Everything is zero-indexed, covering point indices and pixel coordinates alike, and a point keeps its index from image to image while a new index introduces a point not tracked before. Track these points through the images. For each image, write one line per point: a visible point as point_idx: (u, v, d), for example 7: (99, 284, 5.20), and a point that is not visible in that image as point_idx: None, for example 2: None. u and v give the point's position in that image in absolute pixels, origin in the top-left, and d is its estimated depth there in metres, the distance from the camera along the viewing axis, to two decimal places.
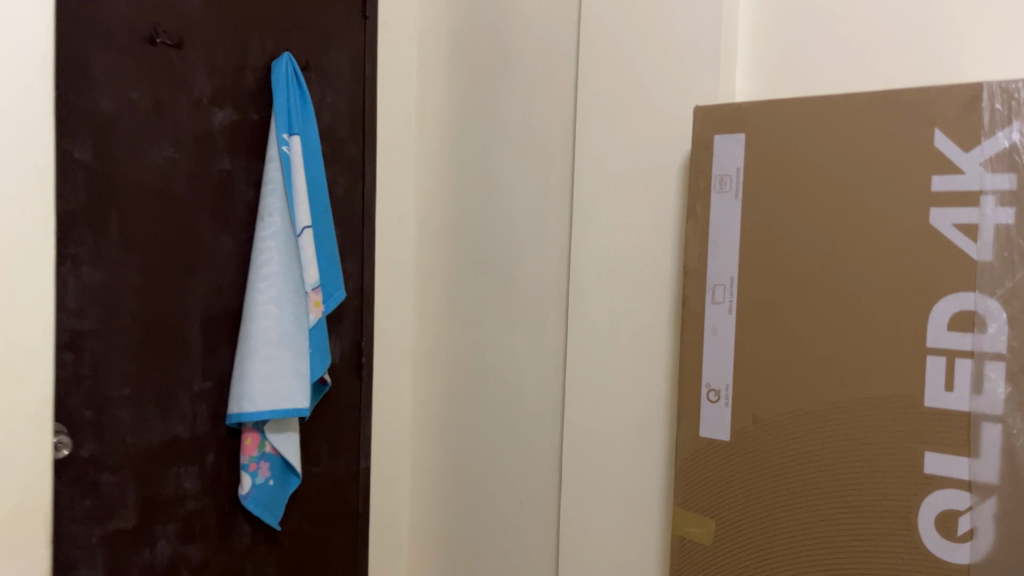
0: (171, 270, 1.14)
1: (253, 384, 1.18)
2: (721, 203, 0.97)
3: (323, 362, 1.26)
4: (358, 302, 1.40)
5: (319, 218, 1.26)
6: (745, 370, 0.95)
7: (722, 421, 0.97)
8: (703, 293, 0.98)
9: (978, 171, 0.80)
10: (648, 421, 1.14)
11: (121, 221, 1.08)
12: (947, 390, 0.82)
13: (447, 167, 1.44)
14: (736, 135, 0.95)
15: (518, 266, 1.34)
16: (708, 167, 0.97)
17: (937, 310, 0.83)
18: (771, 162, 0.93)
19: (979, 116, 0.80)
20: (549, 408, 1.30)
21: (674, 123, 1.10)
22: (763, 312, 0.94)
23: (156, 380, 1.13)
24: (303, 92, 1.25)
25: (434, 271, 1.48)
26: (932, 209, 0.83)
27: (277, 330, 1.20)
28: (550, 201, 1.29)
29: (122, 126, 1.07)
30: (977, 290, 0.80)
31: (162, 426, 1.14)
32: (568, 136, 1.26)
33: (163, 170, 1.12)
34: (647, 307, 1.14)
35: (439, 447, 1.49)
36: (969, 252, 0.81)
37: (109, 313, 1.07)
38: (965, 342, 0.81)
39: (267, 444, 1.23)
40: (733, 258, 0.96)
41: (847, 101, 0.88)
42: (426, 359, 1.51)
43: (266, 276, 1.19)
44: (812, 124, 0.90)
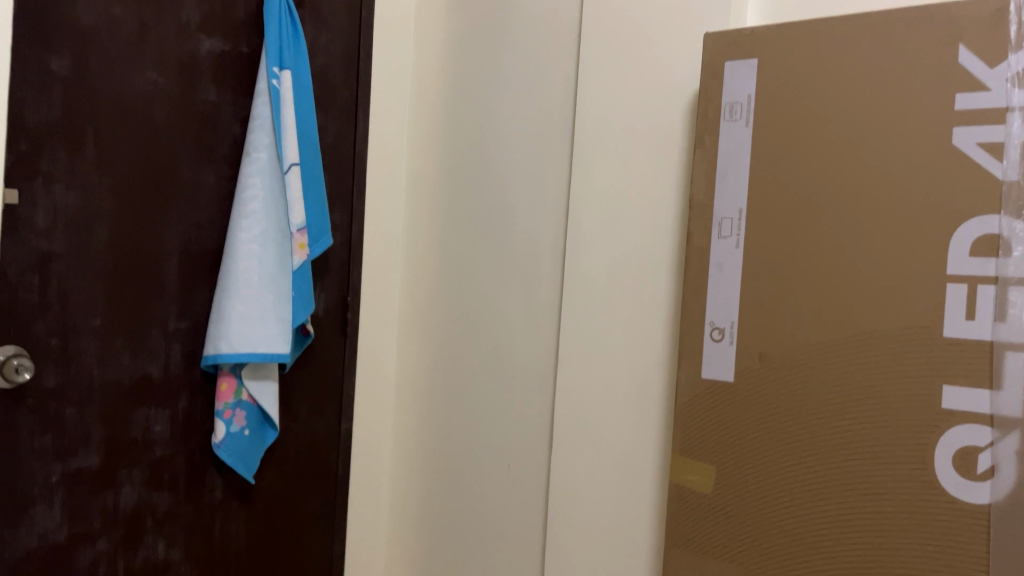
0: (148, 200, 1.10)
1: (230, 324, 1.12)
2: (730, 132, 0.92)
3: (306, 307, 1.20)
4: (345, 255, 1.34)
5: (308, 159, 1.21)
6: (751, 307, 0.90)
7: (725, 361, 0.92)
8: (709, 227, 0.94)
9: (1005, 87, 0.76)
10: (646, 373, 1.08)
11: (97, 142, 1.03)
12: (968, 318, 0.77)
13: (442, 119, 1.39)
14: (748, 61, 0.91)
15: (513, 219, 1.29)
16: (717, 95, 0.93)
17: (958, 235, 0.78)
18: (784, 87, 0.89)
19: (1007, 28, 0.76)
20: (541, 366, 1.24)
21: (681, 61, 1.06)
22: (772, 244, 0.89)
23: (128, 313, 1.08)
24: (295, 27, 1.21)
25: (424, 228, 1.43)
26: (955, 128, 0.79)
27: (258, 270, 1.15)
28: (548, 150, 1.25)
29: (103, 43, 1.02)
30: (1002, 212, 0.76)
31: (132, 363, 1.09)
32: (569, 82, 1.22)
33: (145, 94, 1.08)
34: (648, 254, 1.09)
35: (423, 413, 1.42)
36: (994, 171, 0.76)
37: (81, 238, 1.02)
38: (988, 268, 0.77)
39: (244, 391, 1.16)
40: (744, 187, 0.91)
41: (867, 19, 0.84)
42: (413, 320, 1.45)
43: (250, 214, 1.14)
44: (829, 45, 0.86)
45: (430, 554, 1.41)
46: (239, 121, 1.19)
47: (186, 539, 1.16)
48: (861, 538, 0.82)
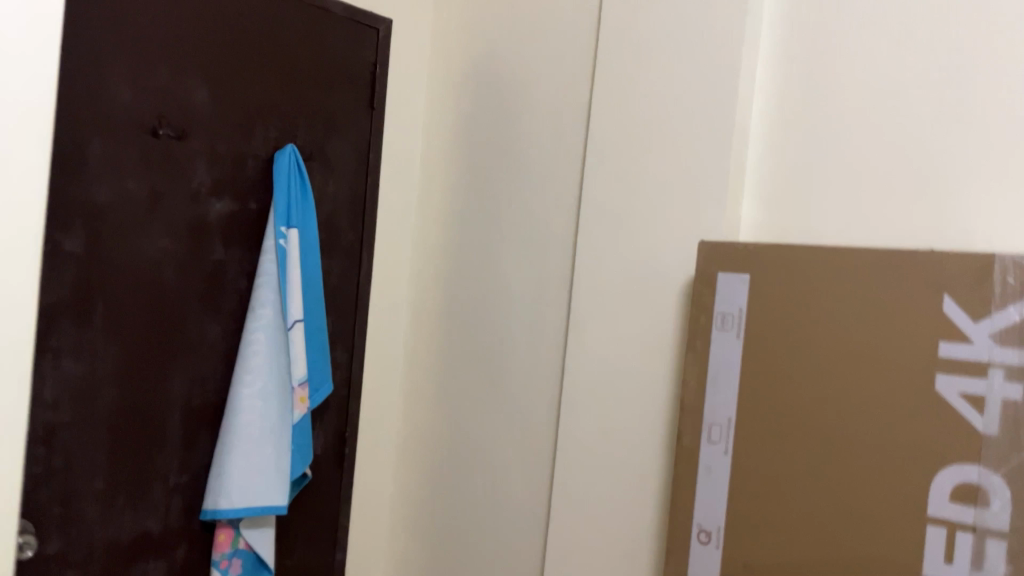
0: (154, 360, 1.11)
1: (230, 481, 1.14)
2: (721, 341, 0.95)
3: (304, 458, 1.22)
4: (345, 393, 1.36)
5: (311, 311, 1.23)
6: (738, 516, 0.93)
7: (710, 565, 0.95)
8: (699, 430, 0.96)
9: (986, 343, 0.79)
10: (634, 548, 1.10)
11: (107, 311, 1.05)
12: (946, 562, 0.80)
13: (445, 258, 1.42)
14: (739, 275, 0.94)
15: (509, 366, 1.32)
16: (710, 303, 0.96)
17: (938, 480, 0.81)
18: (775, 305, 0.92)
19: (990, 287, 0.79)
20: (533, 517, 1.26)
21: (678, 246, 1.09)
22: (760, 457, 0.91)
23: (129, 472, 1.10)
24: (304, 181, 1.23)
25: (424, 361, 1.45)
26: (938, 374, 0.81)
27: (259, 427, 1.16)
28: (546, 305, 1.27)
29: (116, 217, 1.05)
30: (981, 464, 0.79)
31: (132, 519, 1.11)
32: (569, 243, 1.25)
33: (154, 261, 1.10)
34: (640, 429, 1.11)
35: (415, 544, 1.44)
36: (974, 423, 0.79)
37: (87, 405, 1.04)
38: (966, 515, 0.79)
39: (240, 540, 1.19)
40: (731, 400, 0.94)
41: (855, 254, 0.87)
42: (408, 451, 1.46)
43: (252, 370, 1.16)
44: (820, 273, 0.89)
45: None
46: (246, 275, 1.21)
47: None
48: None
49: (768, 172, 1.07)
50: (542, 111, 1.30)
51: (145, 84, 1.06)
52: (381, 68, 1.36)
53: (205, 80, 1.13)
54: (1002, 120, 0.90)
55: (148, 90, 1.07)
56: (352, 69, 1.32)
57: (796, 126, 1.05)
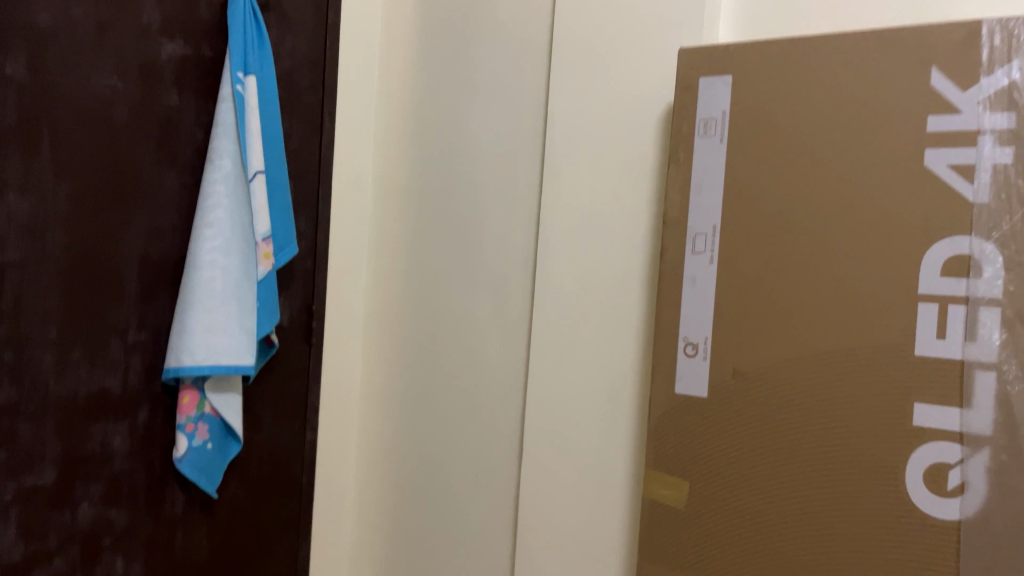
0: (109, 207, 1.04)
1: (192, 335, 1.08)
2: (704, 147, 0.92)
3: (271, 319, 1.17)
4: (310, 263, 1.31)
5: (273, 166, 1.18)
6: (725, 324, 0.90)
7: (698, 376, 0.92)
8: (683, 242, 0.93)
9: (976, 110, 0.77)
10: (617, 383, 1.09)
11: (54, 145, 0.98)
12: (939, 337, 0.78)
13: (411, 125, 1.37)
14: (721, 78, 0.91)
15: (480, 226, 1.28)
16: (693, 110, 0.93)
17: (930, 255, 0.79)
18: (759, 102, 0.89)
19: (977, 53, 0.77)
20: (510, 376, 1.23)
21: (653, 74, 1.06)
22: (749, 258, 0.89)
23: (85, 325, 1.03)
24: (259, 29, 1.17)
25: (391, 235, 1.40)
26: (927, 150, 0.80)
27: (221, 280, 1.11)
28: (517, 161, 1.23)
29: (61, 43, 0.98)
30: (973, 233, 0.77)
31: (88, 376, 1.03)
32: (541, 92, 1.21)
33: (104, 96, 1.03)
34: (621, 264, 1.09)
35: (387, 427, 1.40)
36: (964, 193, 0.78)
37: (35, 248, 0.97)
38: (958, 288, 0.78)
39: (207, 403, 1.13)
40: (718, 203, 0.91)
41: (840, 40, 0.84)
42: (378, 331, 1.42)
43: (212, 222, 1.11)
44: (806, 63, 0.86)
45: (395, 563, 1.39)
46: (202, 127, 1.15)
47: (144, 555, 1.12)
48: (830, 539, 0.83)
49: None
50: None
51: None
52: None
53: None
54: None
55: None
56: None
57: None
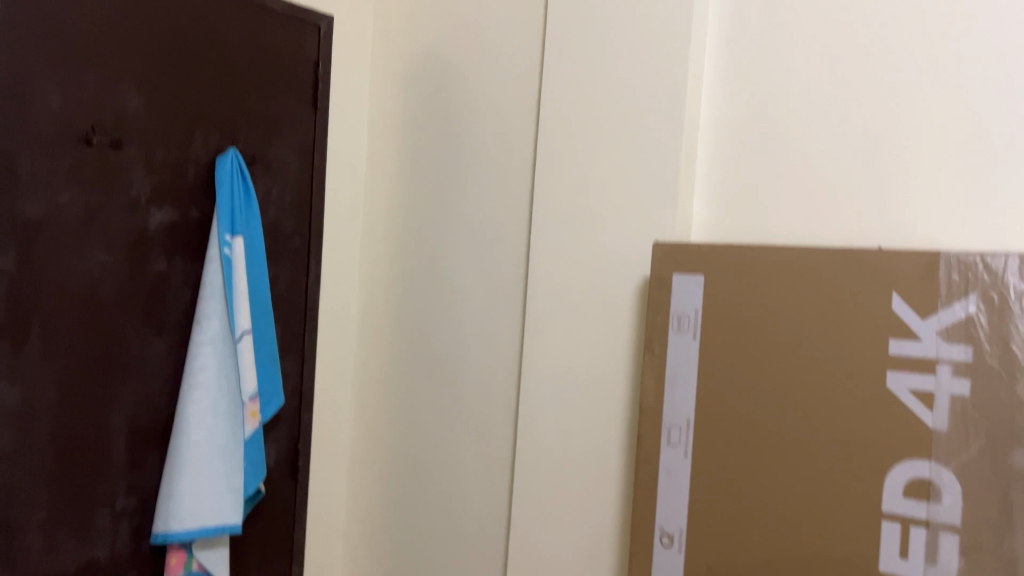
0: (97, 382, 1.07)
1: (181, 500, 1.11)
2: (677, 342, 0.95)
3: (257, 474, 1.19)
4: (296, 403, 1.33)
5: (260, 321, 1.20)
6: (699, 519, 0.93)
7: (673, 567, 0.94)
8: (659, 433, 0.96)
9: (934, 340, 0.81)
10: (596, 547, 1.11)
11: (44, 331, 1.01)
12: (902, 556, 0.81)
13: (395, 261, 1.40)
14: (693, 276, 0.95)
15: (464, 369, 1.30)
16: (666, 304, 0.96)
17: (892, 475, 0.82)
18: (729, 305, 0.92)
19: (936, 285, 0.81)
20: (493, 523, 1.25)
21: (630, 249, 1.08)
22: (721, 457, 0.92)
23: (73, 500, 1.04)
24: (247, 187, 1.20)
25: (376, 367, 1.42)
26: (888, 372, 0.83)
27: (208, 442, 1.13)
28: (500, 310, 1.26)
29: (51, 230, 1.01)
30: (931, 458, 0.80)
31: (76, 549, 1.05)
32: (522, 246, 1.24)
33: (93, 276, 1.05)
34: (599, 429, 1.11)
35: (372, 558, 1.41)
36: (924, 418, 0.81)
37: (25, 433, 0.99)
38: (919, 511, 0.81)
39: (194, 562, 1.14)
40: (691, 400, 0.94)
41: (806, 255, 0.88)
42: (363, 461, 1.44)
43: (200, 385, 1.13)
44: (775, 273, 0.90)
45: None
46: (190, 287, 1.17)
47: None
48: None
49: (716, 176, 1.06)
50: (489, 112, 1.28)
51: (75, 91, 1.02)
52: (322, 69, 1.33)
53: (138, 84, 1.09)
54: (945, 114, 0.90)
55: (77, 97, 1.02)
56: (293, 70, 1.29)
57: (745, 123, 1.04)
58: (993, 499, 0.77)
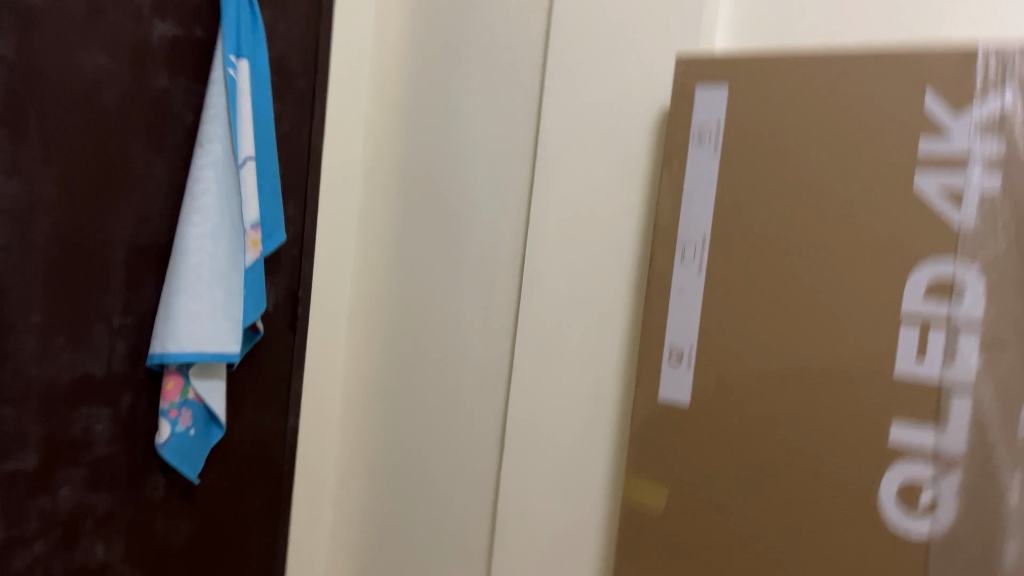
0: (96, 193, 1.04)
1: (179, 322, 1.08)
2: (699, 156, 0.93)
3: (257, 307, 1.17)
4: (298, 249, 1.31)
5: (262, 153, 1.17)
6: (710, 334, 0.91)
7: (681, 384, 0.93)
8: (673, 251, 0.94)
9: (967, 136, 0.78)
10: (599, 385, 1.10)
11: (42, 129, 0.98)
12: (919, 359, 0.80)
13: (403, 112, 1.36)
14: (719, 87, 0.91)
15: (469, 220, 1.28)
16: (688, 118, 0.94)
17: (915, 277, 0.80)
18: (754, 116, 0.89)
19: (972, 79, 0.78)
20: (494, 371, 1.23)
21: (648, 78, 1.05)
22: (736, 271, 0.90)
23: (69, 310, 1.03)
24: (254, 12, 1.16)
25: (379, 223, 1.40)
26: (916, 172, 0.80)
27: (208, 267, 1.10)
28: (508, 155, 1.23)
29: (51, 24, 0.97)
30: (957, 258, 0.78)
31: (72, 360, 1.04)
32: (535, 87, 1.20)
33: (94, 79, 1.02)
34: (607, 266, 1.10)
35: (370, 416, 1.41)
36: (951, 218, 0.78)
37: (22, 229, 0.97)
38: (939, 311, 0.79)
39: (190, 390, 1.13)
40: (708, 214, 0.92)
41: (838, 58, 0.84)
42: (363, 320, 1.42)
43: (201, 208, 1.10)
44: (802, 78, 0.86)
45: (371, 550, 1.40)
46: (193, 110, 1.14)
47: (124, 539, 1.13)
48: (801, 552, 0.85)
49: None
50: None
51: None
52: None
53: None
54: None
55: None
56: None
57: None
58: (1013, 292, 0.77)
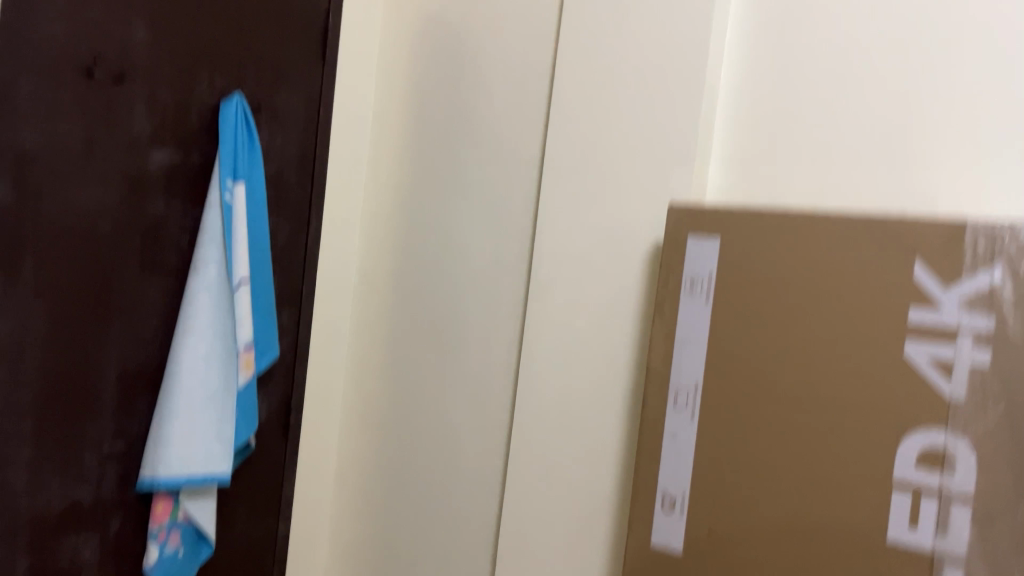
0: (89, 321, 1.04)
1: (170, 448, 1.07)
2: (689, 306, 0.94)
3: (248, 425, 1.16)
4: (291, 357, 1.31)
5: (257, 270, 1.17)
6: (703, 482, 0.92)
7: (674, 531, 0.93)
8: (666, 396, 0.95)
9: (956, 309, 0.79)
10: (592, 514, 1.09)
11: (36, 265, 0.98)
12: (911, 527, 0.80)
13: (399, 219, 1.37)
14: (709, 238, 0.93)
15: (463, 332, 1.28)
16: (679, 266, 0.95)
17: (906, 445, 0.80)
18: (746, 269, 0.90)
19: (961, 254, 0.79)
20: (486, 484, 1.23)
21: (641, 212, 1.06)
22: (728, 421, 0.90)
23: (59, 439, 1.02)
24: (251, 133, 1.16)
25: (373, 327, 1.40)
26: (907, 340, 0.81)
27: (201, 390, 1.10)
28: (502, 271, 1.24)
29: (47, 162, 0.97)
30: (947, 429, 0.79)
31: (61, 489, 1.03)
32: (528, 206, 1.21)
33: (89, 211, 1.02)
34: (600, 394, 1.09)
35: (361, 520, 1.40)
36: (940, 389, 0.79)
37: (14, 366, 0.97)
38: (931, 481, 0.79)
39: (180, 511, 1.12)
40: (699, 362, 0.93)
41: (829, 220, 0.86)
42: (356, 423, 1.42)
43: (195, 331, 1.09)
44: (793, 237, 0.88)
45: None
46: (189, 231, 1.14)
47: None
48: None
49: (733, 137, 1.04)
50: (501, 73, 1.26)
51: (79, 20, 0.98)
52: (333, 20, 1.30)
53: (144, 18, 1.05)
54: (977, 70, 0.90)
55: (81, 26, 0.98)
56: (302, 18, 1.25)
57: (767, 89, 1.02)
58: (1005, 468, 0.76)
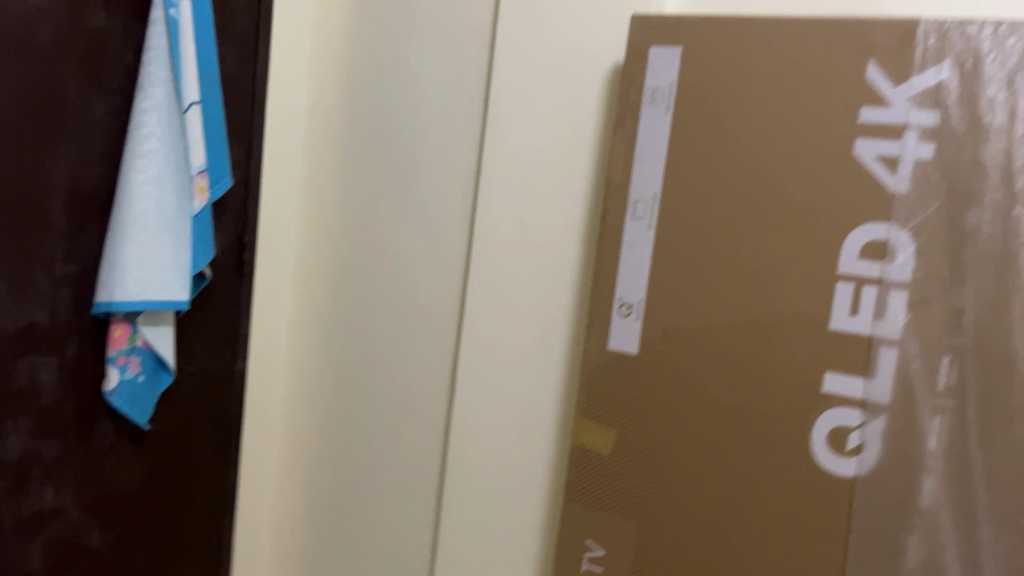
0: (32, 136, 1.00)
1: (124, 271, 1.06)
2: (652, 115, 0.96)
3: (205, 253, 1.15)
4: (243, 191, 1.30)
5: (207, 95, 1.14)
6: (659, 287, 0.96)
7: (630, 334, 0.98)
8: (625, 207, 0.98)
9: (905, 106, 0.83)
10: (548, 333, 1.13)
11: None
12: (852, 314, 0.86)
13: (349, 53, 1.34)
14: (671, 48, 0.94)
15: (419, 166, 1.27)
16: (641, 78, 0.96)
17: (850, 239, 0.86)
18: (705, 78, 0.93)
19: (912, 52, 0.82)
20: (444, 316, 1.25)
21: (601, 32, 1.06)
22: (684, 228, 0.94)
23: (10, 256, 1.00)
24: None
25: (324, 166, 1.39)
26: (857, 139, 0.85)
27: (154, 214, 1.08)
28: (459, 99, 1.22)
29: None
30: (890, 222, 0.84)
31: (15, 308, 1.01)
32: (484, 32, 1.19)
33: (26, 16, 0.97)
34: (558, 217, 1.12)
35: (316, 359, 1.41)
36: (887, 182, 0.84)
37: None
38: (872, 271, 0.85)
39: (138, 336, 1.12)
40: (659, 172, 0.96)
41: (788, 24, 0.88)
42: (309, 264, 1.41)
43: (145, 153, 1.07)
44: (753, 43, 0.90)
45: (319, 490, 1.42)
46: (132, 50, 1.10)
47: (74, 485, 1.12)
48: (740, 489, 0.91)
49: None
50: None
51: None
52: None
53: None
54: None
55: None
56: None
57: None
58: (941, 256, 0.82)
